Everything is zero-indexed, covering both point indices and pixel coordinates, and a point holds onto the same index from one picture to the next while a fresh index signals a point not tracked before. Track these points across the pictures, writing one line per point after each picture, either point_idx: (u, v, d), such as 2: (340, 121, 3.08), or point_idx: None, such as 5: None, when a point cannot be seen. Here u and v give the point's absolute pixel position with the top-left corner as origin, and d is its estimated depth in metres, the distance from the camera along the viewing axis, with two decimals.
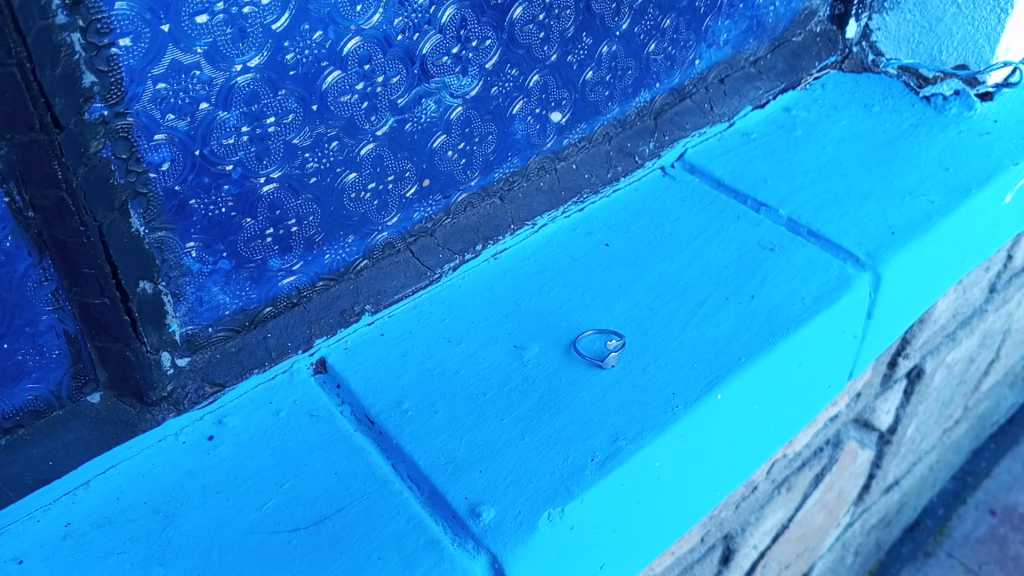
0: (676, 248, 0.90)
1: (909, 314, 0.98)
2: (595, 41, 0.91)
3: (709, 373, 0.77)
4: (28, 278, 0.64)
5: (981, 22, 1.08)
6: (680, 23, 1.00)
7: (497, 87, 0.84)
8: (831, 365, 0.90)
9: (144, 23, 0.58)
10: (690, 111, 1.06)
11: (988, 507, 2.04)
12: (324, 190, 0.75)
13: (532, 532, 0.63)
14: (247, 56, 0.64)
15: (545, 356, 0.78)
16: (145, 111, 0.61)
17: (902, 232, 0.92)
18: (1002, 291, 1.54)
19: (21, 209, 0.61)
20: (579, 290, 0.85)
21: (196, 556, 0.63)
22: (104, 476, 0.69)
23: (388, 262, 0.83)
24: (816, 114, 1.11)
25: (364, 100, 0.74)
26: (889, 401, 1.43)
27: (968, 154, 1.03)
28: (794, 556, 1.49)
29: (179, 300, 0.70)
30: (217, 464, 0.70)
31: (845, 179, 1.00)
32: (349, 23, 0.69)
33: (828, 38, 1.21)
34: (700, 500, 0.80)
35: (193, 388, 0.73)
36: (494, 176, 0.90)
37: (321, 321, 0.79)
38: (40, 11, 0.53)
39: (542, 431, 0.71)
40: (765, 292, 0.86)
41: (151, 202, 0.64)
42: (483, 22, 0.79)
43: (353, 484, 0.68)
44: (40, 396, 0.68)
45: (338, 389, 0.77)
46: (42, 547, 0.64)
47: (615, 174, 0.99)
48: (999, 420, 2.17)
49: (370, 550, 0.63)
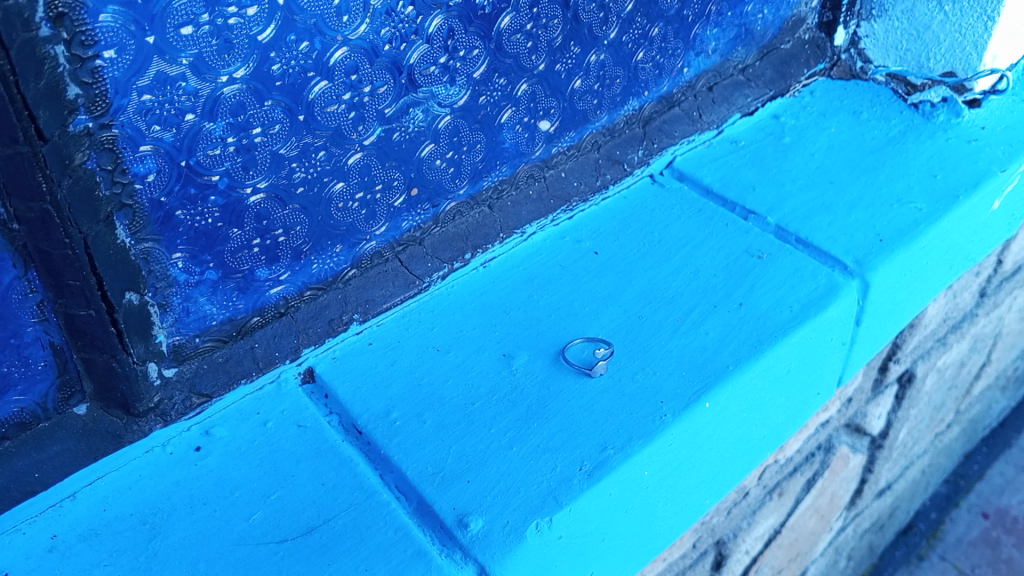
0: (664, 256, 0.91)
1: (898, 321, 0.99)
2: (583, 50, 0.91)
3: (697, 381, 0.77)
4: (14, 289, 0.64)
5: (968, 30, 1.08)
6: (669, 32, 1.00)
7: (485, 97, 0.84)
8: (820, 371, 0.91)
9: (129, 34, 0.58)
10: (679, 119, 1.07)
11: (981, 510, 2.05)
12: (312, 200, 0.75)
13: (519, 542, 0.63)
14: (233, 67, 0.64)
15: (534, 365, 0.78)
16: (130, 122, 0.61)
17: (890, 239, 0.93)
18: (992, 295, 1.55)
19: (6, 222, 0.61)
20: (568, 298, 0.85)
21: (183, 568, 0.63)
22: (91, 488, 0.69)
23: (376, 271, 0.83)
24: (805, 122, 1.12)
25: (352, 110, 0.74)
26: (880, 406, 1.44)
27: (956, 161, 1.04)
28: (787, 560, 1.49)
29: (166, 310, 0.70)
30: (204, 475, 0.70)
31: (833, 186, 1.00)
32: (335, 33, 0.69)
33: (816, 45, 1.22)
34: (690, 507, 0.80)
35: (180, 399, 0.73)
36: (483, 184, 0.90)
37: (310, 330, 0.79)
38: (23, 24, 0.53)
39: (531, 440, 0.71)
40: (753, 300, 0.86)
41: (137, 214, 0.64)
42: (470, 32, 0.79)
43: (341, 495, 0.68)
44: (26, 407, 0.68)
45: (326, 399, 0.76)
46: (29, 560, 0.63)
47: (604, 182, 0.99)
48: (991, 423, 2.18)
49: (358, 561, 0.63)
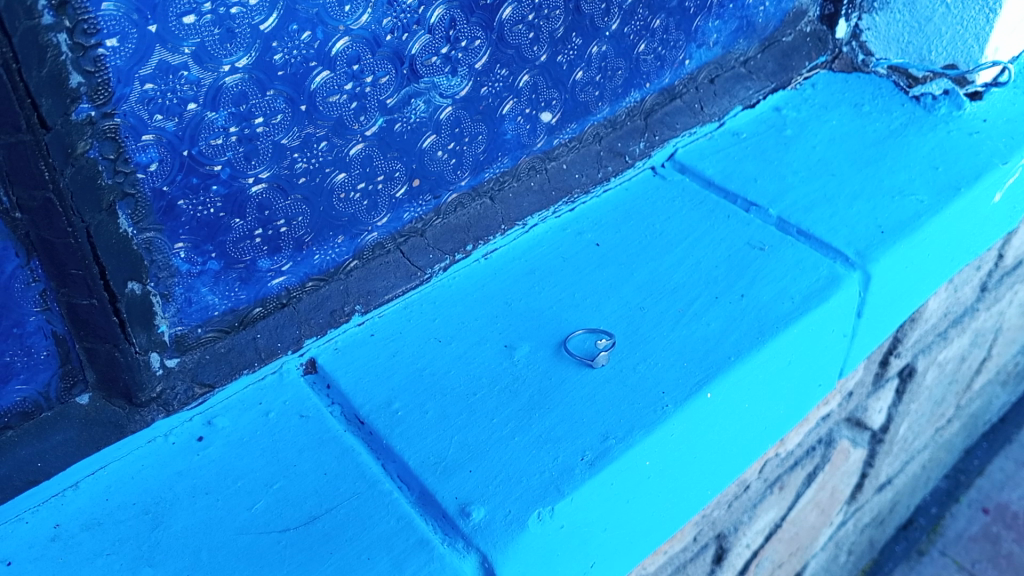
0: (666, 248, 0.91)
1: (899, 313, 0.99)
2: (584, 41, 0.91)
3: (698, 372, 0.77)
4: (16, 279, 0.64)
5: (970, 22, 1.08)
6: (671, 23, 1.00)
7: (487, 88, 0.84)
8: (821, 363, 0.91)
9: (131, 23, 0.58)
10: (680, 111, 1.07)
11: (981, 505, 2.05)
12: (313, 190, 0.75)
13: (521, 531, 0.63)
14: (236, 56, 0.64)
15: (535, 356, 0.78)
16: (132, 112, 0.61)
17: (891, 231, 0.92)
18: (993, 290, 1.55)
19: (9, 210, 0.61)
20: (569, 290, 0.85)
21: (185, 557, 0.63)
22: (93, 477, 0.69)
23: (378, 262, 0.83)
24: (806, 114, 1.12)
25: (353, 100, 0.74)
26: (881, 400, 1.44)
27: (957, 153, 1.04)
28: (787, 554, 1.49)
29: (168, 300, 0.70)
30: (206, 465, 0.70)
31: (835, 178, 1.00)
32: (337, 23, 0.69)
33: (817, 38, 1.22)
34: (691, 498, 0.80)
35: (183, 388, 0.73)
36: (484, 176, 0.90)
37: (311, 321, 0.79)
38: (26, 12, 0.53)
39: (533, 430, 0.71)
40: (754, 292, 0.86)
41: (139, 203, 0.64)
42: (472, 22, 0.79)
43: (343, 484, 0.68)
44: (28, 397, 0.68)
45: (328, 390, 0.77)
46: (31, 548, 0.63)
47: (605, 174, 0.99)
48: (992, 419, 2.18)
49: (360, 550, 0.63)
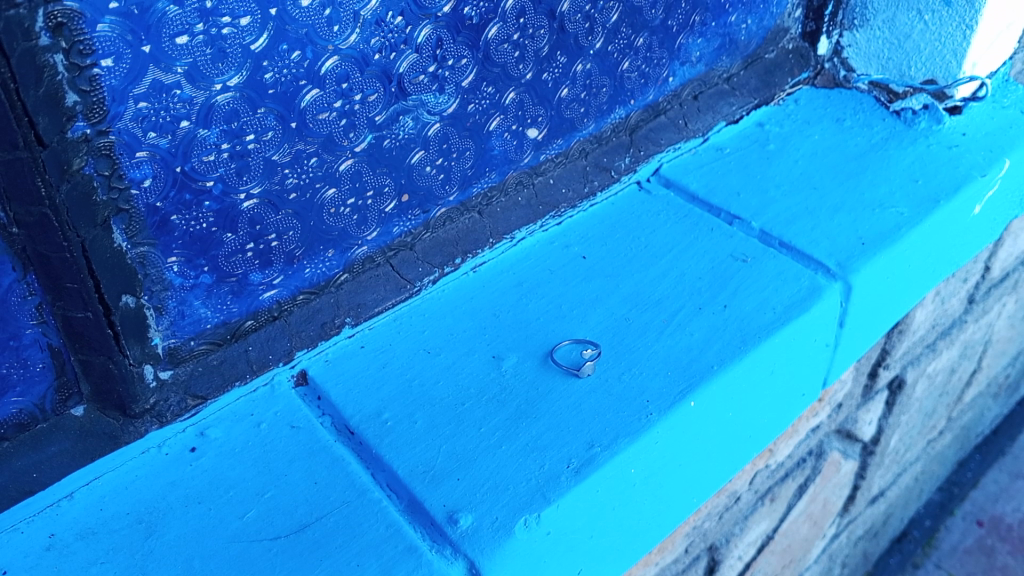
0: (651, 260, 0.93)
1: (881, 324, 1.01)
2: (569, 60, 0.93)
3: (682, 381, 0.78)
4: (13, 292, 0.65)
5: (948, 39, 1.10)
6: (654, 42, 1.02)
7: (474, 105, 0.86)
8: (804, 372, 0.92)
9: (126, 44, 0.60)
10: (665, 127, 1.09)
11: (976, 518, 2.06)
12: (304, 206, 0.76)
13: (507, 538, 0.64)
14: (227, 75, 0.66)
15: (522, 366, 0.79)
16: (127, 129, 0.62)
17: (872, 243, 0.94)
18: (980, 301, 1.57)
19: (5, 225, 0.63)
20: (556, 301, 0.87)
21: (178, 564, 0.64)
22: (87, 488, 0.70)
23: (367, 276, 0.85)
24: (789, 129, 1.14)
25: (342, 118, 0.76)
26: (871, 411, 1.45)
27: (936, 166, 1.06)
28: (781, 566, 1.50)
29: (162, 314, 0.72)
30: (199, 475, 0.71)
31: (817, 192, 1.03)
32: (326, 43, 0.71)
33: (800, 54, 1.24)
34: (678, 507, 0.81)
35: (176, 400, 0.75)
36: (473, 190, 0.92)
37: (302, 333, 0.81)
38: (24, 34, 0.55)
39: (519, 439, 0.72)
40: (737, 302, 0.88)
41: (134, 218, 0.66)
42: (459, 41, 0.81)
43: (333, 493, 0.69)
44: (24, 409, 0.69)
45: (319, 401, 0.78)
46: (26, 558, 0.64)
47: (591, 188, 1.01)
48: (984, 431, 2.20)
49: (350, 557, 0.64)
